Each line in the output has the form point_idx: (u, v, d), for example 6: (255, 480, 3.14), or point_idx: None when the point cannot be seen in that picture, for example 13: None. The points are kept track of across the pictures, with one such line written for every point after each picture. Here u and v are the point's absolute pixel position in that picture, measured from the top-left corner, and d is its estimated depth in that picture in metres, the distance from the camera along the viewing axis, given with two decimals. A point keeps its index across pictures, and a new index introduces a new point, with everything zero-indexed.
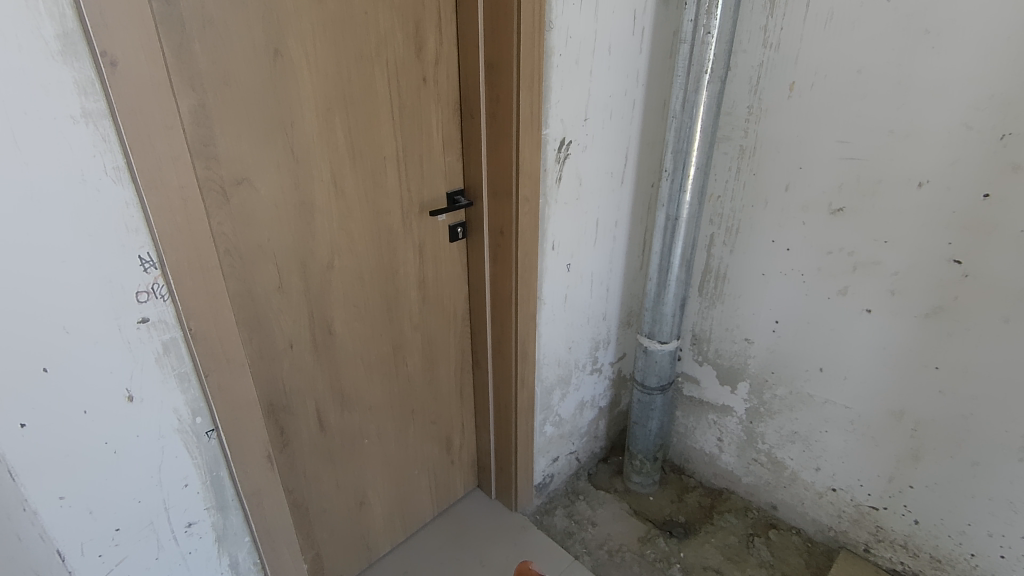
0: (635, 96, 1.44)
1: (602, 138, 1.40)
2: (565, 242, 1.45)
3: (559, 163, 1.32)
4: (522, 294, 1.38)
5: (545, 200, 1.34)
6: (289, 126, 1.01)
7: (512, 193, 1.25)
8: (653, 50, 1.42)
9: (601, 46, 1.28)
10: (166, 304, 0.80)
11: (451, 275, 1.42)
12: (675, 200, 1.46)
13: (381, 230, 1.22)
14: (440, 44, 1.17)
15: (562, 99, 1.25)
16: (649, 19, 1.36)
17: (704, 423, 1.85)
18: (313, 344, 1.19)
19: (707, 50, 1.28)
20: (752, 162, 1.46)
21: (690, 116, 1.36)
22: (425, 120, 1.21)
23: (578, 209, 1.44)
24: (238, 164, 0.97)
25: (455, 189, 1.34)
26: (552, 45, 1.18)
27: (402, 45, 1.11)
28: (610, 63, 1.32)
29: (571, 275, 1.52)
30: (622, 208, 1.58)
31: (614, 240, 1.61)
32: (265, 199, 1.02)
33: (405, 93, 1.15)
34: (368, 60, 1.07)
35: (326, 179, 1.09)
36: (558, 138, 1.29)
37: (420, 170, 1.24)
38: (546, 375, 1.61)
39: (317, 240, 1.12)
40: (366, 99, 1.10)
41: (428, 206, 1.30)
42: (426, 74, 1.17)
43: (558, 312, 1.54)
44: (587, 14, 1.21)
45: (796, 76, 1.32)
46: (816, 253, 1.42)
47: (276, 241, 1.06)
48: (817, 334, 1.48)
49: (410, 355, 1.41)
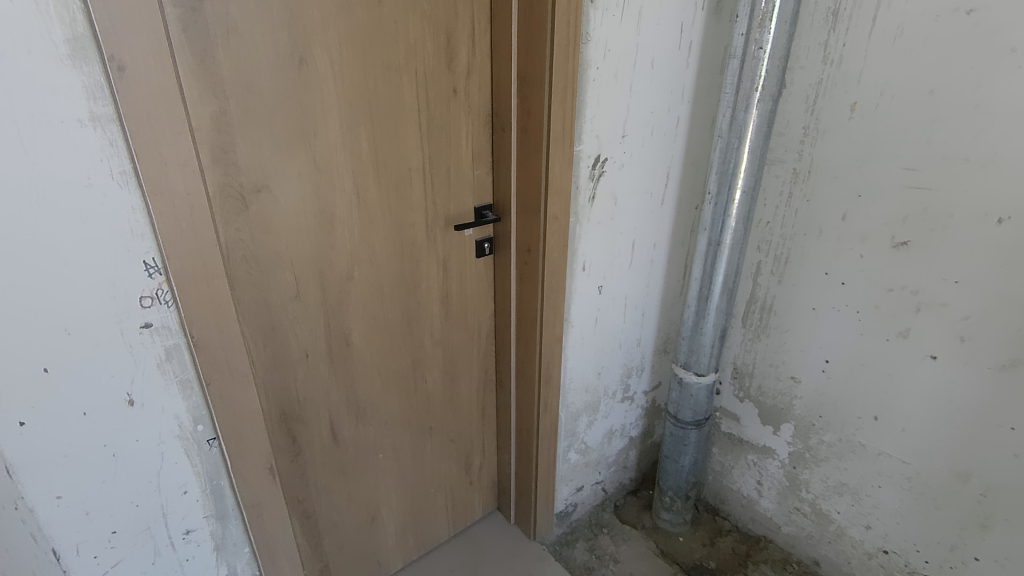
0: (679, 113, 1.36)
1: (641, 156, 1.33)
2: (597, 264, 1.38)
3: (593, 180, 1.26)
4: (547, 316, 1.32)
5: (576, 219, 1.27)
6: (311, 136, 1.00)
7: (540, 211, 1.20)
8: (700, 66, 1.34)
9: (643, 60, 1.22)
10: (169, 310, 0.80)
11: (477, 292, 1.38)
12: (718, 225, 1.37)
13: (404, 243, 1.20)
14: (472, 55, 1.14)
15: (597, 114, 1.19)
16: (698, 32, 1.29)
17: (743, 463, 1.72)
18: (329, 355, 1.18)
19: (757, 66, 1.19)
20: (806, 187, 1.35)
21: (737, 135, 1.27)
22: (455, 132, 1.18)
23: (612, 229, 1.37)
24: (258, 171, 0.96)
25: (483, 204, 1.30)
26: (589, 58, 1.12)
27: (432, 56, 1.09)
28: (652, 79, 1.26)
29: (603, 298, 1.45)
30: (661, 230, 1.50)
31: (651, 263, 1.52)
32: (285, 207, 1.01)
33: (433, 104, 1.12)
34: (397, 71, 1.05)
35: (348, 189, 1.08)
36: (592, 155, 1.23)
37: (447, 183, 1.21)
38: (572, 400, 1.54)
39: (336, 251, 1.11)
40: (393, 109, 1.08)
41: (455, 220, 1.26)
42: (456, 86, 1.14)
43: (587, 336, 1.47)
44: (628, 27, 1.15)
45: (858, 96, 1.21)
46: (874, 289, 1.29)
47: (294, 250, 1.05)
48: (872, 378, 1.34)
49: (429, 371, 1.38)
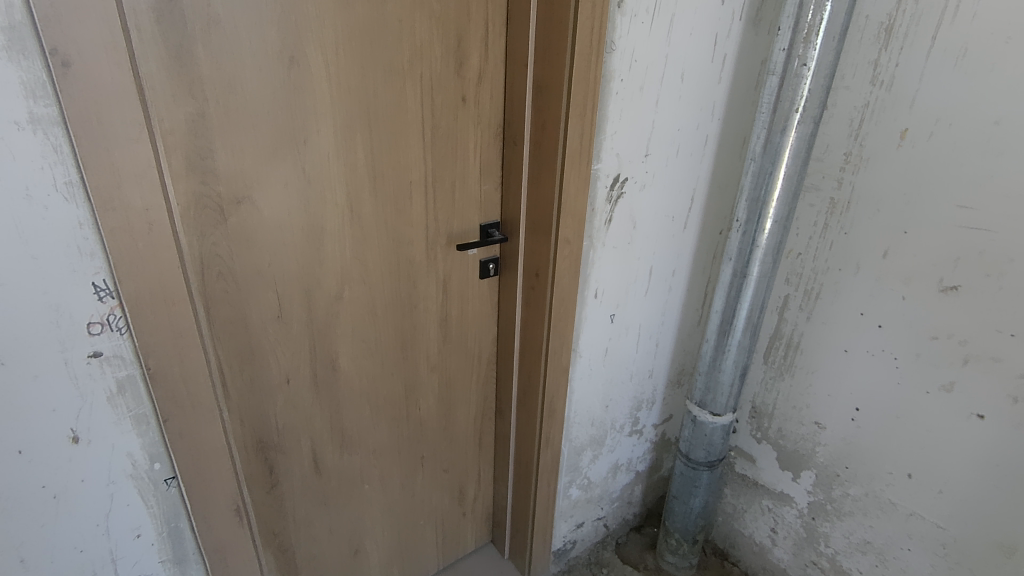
0: (708, 131, 1.25)
1: (664, 177, 1.22)
2: (610, 291, 1.27)
3: (610, 202, 1.15)
4: (554, 346, 1.22)
5: (590, 243, 1.17)
6: (301, 143, 0.90)
7: (551, 234, 1.10)
8: (735, 81, 1.23)
9: (672, 73, 1.11)
10: (122, 338, 0.70)
11: (479, 315, 1.28)
12: (745, 255, 1.25)
13: (401, 261, 1.10)
14: (485, 60, 1.04)
15: (619, 130, 1.09)
16: (733, 44, 1.18)
17: (757, 508, 1.60)
18: (313, 380, 1.08)
19: (799, 85, 1.08)
20: (844, 219, 1.23)
21: (772, 160, 1.16)
22: (462, 144, 1.08)
23: (629, 254, 1.26)
24: (240, 180, 0.87)
25: (490, 222, 1.19)
26: (612, 69, 1.02)
27: (440, 60, 0.99)
28: (681, 94, 1.15)
29: (615, 327, 1.34)
30: (681, 256, 1.39)
31: (669, 290, 1.41)
32: (269, 220, 0.92)
33: (439, 112, 1.02)
34: (400, 74, 0.95)
35: (341, 203, 0.98)
36: (611, 174, 1.12)
37: (451, 198, 1.11)
38: (576, 434, 1.43)
39: (325, 268, 1.01)
40: (394, 117, 0.98)
41: (458, 239, 1.16)
42: (466, 93, 1.04)
43: (596, 367, 1.36)
44: (658, 36, 1.05)
45: (910, 123, 1.09)
46: (915, 335, 1.17)
47: (278, 267, 0.96)
48: (907, 432, 1.22)
49: (424, 398, 1.28)
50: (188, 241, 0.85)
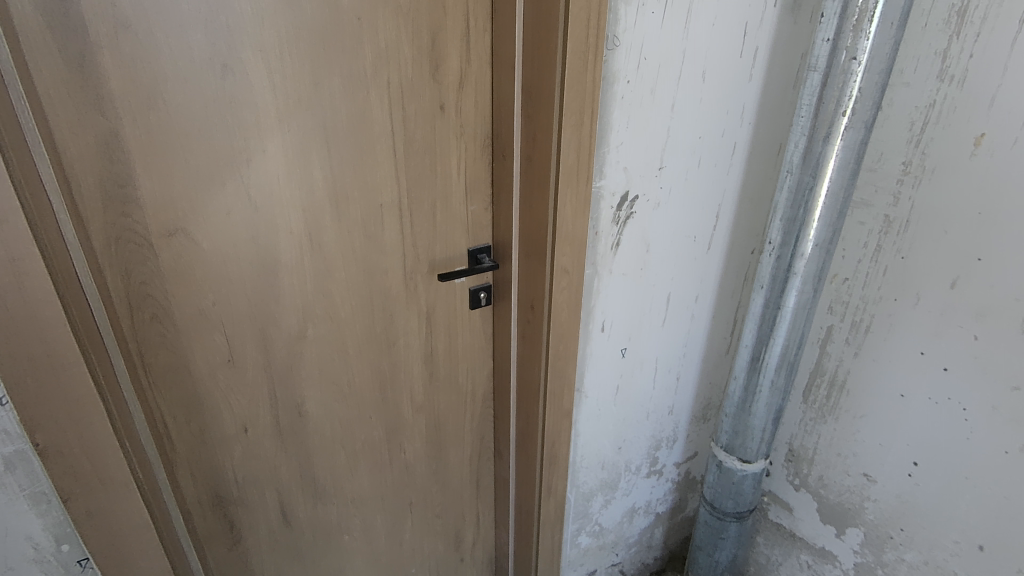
0: (735, 138, 1.07)
1: (683, 193, 1.05)
2: (620, 322, 1.11)
3: (617, 224, 0.99)
4: (553, 388, 1.06)
5: (594, 270, 1.00)
6: (243, 165, 0.77)
7: (546, 262, 0.94)
8: (769, 79, 1.04)
9: (691, 72, 0.93)
10: (3, 409, 0.58)
11: (470, 349, 1.13)
12: (779, 284, 1.07)
13: (374, 294, 0.96)
14: (466, 61, 0.89)
15: (626, 141, 0.92)
16: (766, 36, 0.99)
17: (794, 562, 1.41)
18: (276, 428, 0.96)
19: (847, 83, 0.89)
20: (901, 241, 1.03)
21: (812, 173, 0.97)
22: (442, 159, 0.93)
23: (642, 281, 1.09)
24: (171, 210, 0.75)
25: (479, 246, 1.04)
26: (616, 70, 0.85)
27: (412, 64, 0.84)
28: (703, 97, 0.97)
29: (627, 362, 1.18)
30: (705, 281, 1.21)
31: (690, 319, 1.24)
32: (210, 254, 0.79)
33: (413, 124, 0.88)
34: (361, 82, 0.81)
35: (297, 231, 0.85)
36: (617, 192, 0.96)
37: (432, 221, 0.97)
38: (584, 479, 1.27)
39: (283, 305, 0.88)
40: (358, 132, 0.84)
41: (442, 266, 1.02)
42: (445, 100, 0.89)
43: (605, 407, 1.20)
44: (672, 27, 0.87)
45: (987, 127, 0.89)
46: (990, 383, 0.96)
47: (225, 306, 0.83)
48: (978, 497, 1.02)
49: (409, 441, 1.14)
50: (107, 282, 0.73)
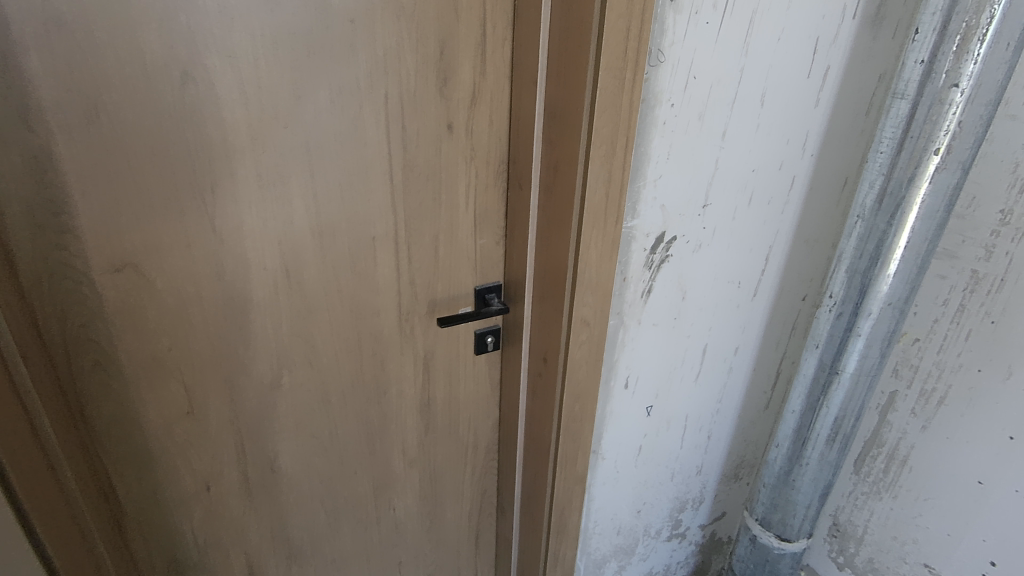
0: (794, 172, 0.91)
1: (729, 233, 0.90)
2: (647, 377, 0.96)
3: (650, 268, 0.84)
4: (566, 452, 0.92)
5: (620, 321, 0.86)
6: (206, 192, 0.65)
7: (563, 312, 0.80)
8: (838, 103, 0.88)
9: (748, 95, 0.78)
10: None
11: (473, 397, 1.00)
12: (837, 344, 0.91)
13: (363, 337, 0.83)
14: (481, 74, 0.75)
15: (666, 174, 0.77)
16: (840, 53, 0.84)
17: None
18: (244, 485, 0.84)
19: (942, 115, 0.73)
20: (993, 302, 0.86)
21: (889, 219, 0.81)
22: (448, 186, 0.80)
23: (676, 332, 0.94)
24: (116, 243, 0.63)
25: (488, 284, 0.91)
26: (658, 90, 0.70)
27: (415, 76, 0.71)
28: (760, 124, 0.82)
29: (653, 420, 1.03)
30: (747, 331, 1.06)
31: (728, 372, 1.09)
32: (165, 294, 0.67)
33: (414, 145, 0.75)
34: (353, 95, 0.68)
35: (272, 267, 0.72)
36: (652, 233, 0.81)
37: (433, 256, 0.83)
38: (596, 545, 1.12)
39: (253, 351, 0.76)
40: (348, 154, 0.71)
41: (443, 307, 0.88)
42: (453, 118, 0.76)
43: (624, 468, 1.05)
44: (730, 41, 0.72)
45: None
46: None
47: (184, 353, 0.71)
48: None
49: (399, 497, 1.01)
50: (38, 323, 0.62)
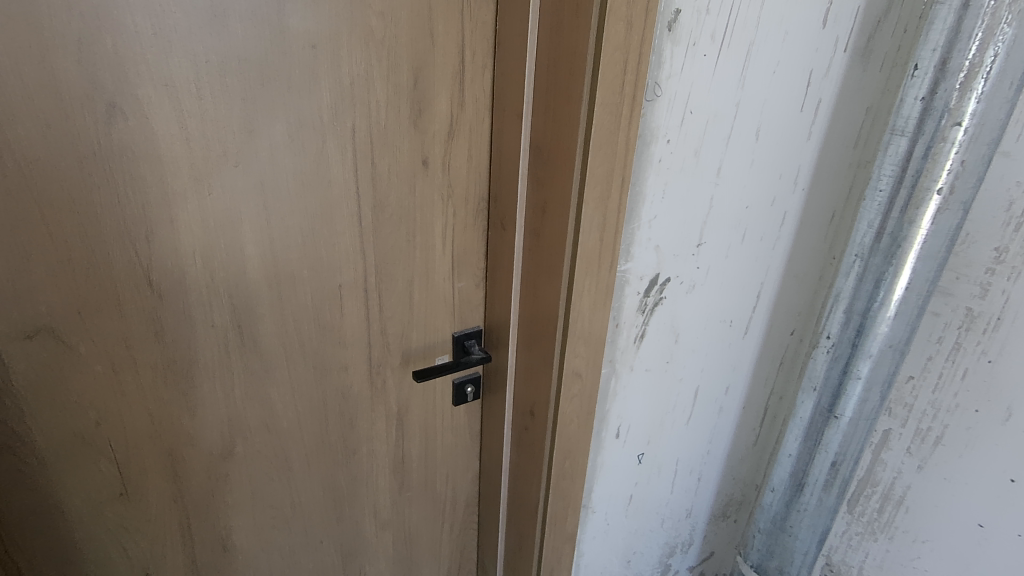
0: (786, 207, 0.87)
1: (722, 272, 0.85)
2: (638, 425, 0.90)
3: (643, 313, 0.78)
4: (554, 511, 0.84)
5: (612, 368, 0.80)
6: (140, 242, 0.55)
7: (553, 363, 0.73)
8: (830, 137, 0.85)
9: (743, 129, 0.74)
10: None
11: (451, 450, 0.91)
12: (834, 387, 0.88)
13: (328, 395, 0.74)
14: (459, 105, 0.68)
15: (661, 214, 0.72)
16: (833, 86, 0.80)
17: None
18: (190, 569, 0.73)
19: (943, 153, 0.70)
20: (991, 342, 0.83)
21: (889, 260, 0.78)
22: (423, 226, 0.72)
23: (668, 376, 0.89)
24: (28, 306, 0.52)
25: (467, 330, 0.83)
26: (654, 126, 0.65)
27: (387, 108, 0.63)
28: (754, 159, 0.78)
29: (644, 468, 0.96)
30: (738, 369, 1.01)
31: (719, 412, 1.03)
32: (92, 362, 0.57)
33: (385, 184, 0.67)
34: (316, 129, 0.60)
35: (221, 324, 0.63)
36: (646, 275, 0.75)
37: (408, 303, 0.75)
38: None
39: (200, 420, 0.66)
40: (310, 195, 0.62)
41: (418, 357, 0.80)
42: (428, 153, 0.68)
43: (615, 520, 0.98)
44: (727, 73, 0.68)
45: None
46: None
47: (115, 428, 0.61)
48: None
49: (371, 563, 0.91)
50: None
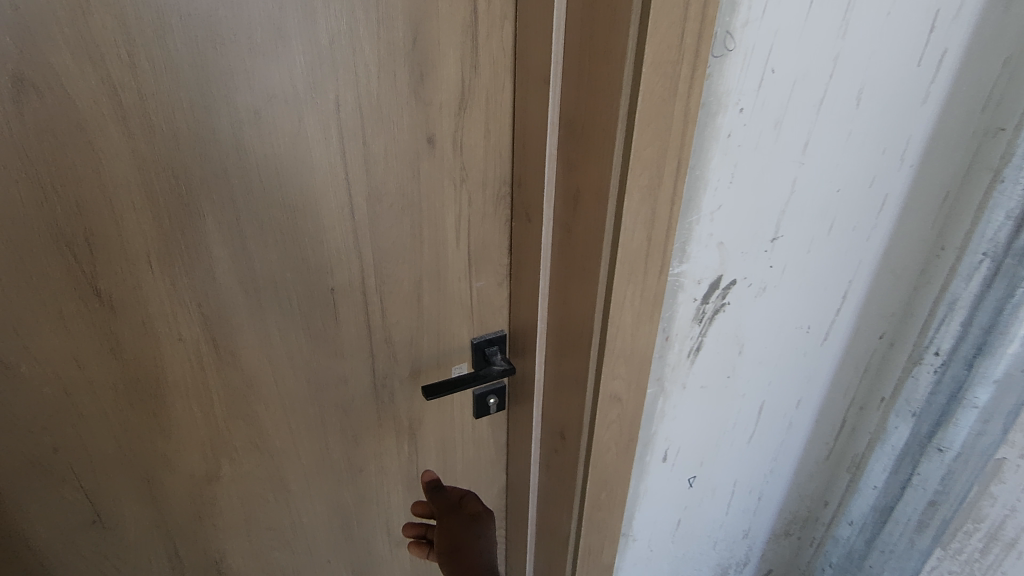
0: (888, 189, 0.69)
1: (801, 271, 0.69)
2: (690, 446, 0.76)
3: (701, 322, 0.64)
4: (589, 544, 0.73)
5: (660, 387, 0.67)
6: (80, 245, 0.46)
7: (587, 385, 0.60)
8: (954, 99, 0.65)
9: (842, 93, 0.57)
10: None
11: (473, 464, 0.81)
12: (945, 405, 0.78)
13: (327, 411, 0.65)
14: (473, 68, 0.54)
15: (727, 203, 0.56)
16: (965, 34, 0.61)
17: None
18: None
19: None
20: None
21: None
22: (432, 218, 0.60)
23: (728, 392, 0.74)
24: None
25: (489, 336, 0.71)
26: (723, 91, 0.49)
27: (378, 74, 0.50)
28: (852, 130, 0.60)
29: (695, 491, 0.83)
30: (813, 381, 0.85)
31: (787, 428, 0.88)
32: (38, 384, 0.49)
33: (382, 169, 0.55)
34: (288, 103, 0.48)
35: (191, 338, 0.53)
36: (705, 278, 0.60)
37: (416, 307, 0.64)
38: None
39: (176, 442, 0.57)
40: (288, 184, 0.51)
41: (431, 366, 0.69)
42: (435, 130, 0.55)
43: (660, 546, 0.86)
44: (824, 17, 0.51)
45: None
46: None
47: (76, 454, 0.53)
48: None
49: None
50: None
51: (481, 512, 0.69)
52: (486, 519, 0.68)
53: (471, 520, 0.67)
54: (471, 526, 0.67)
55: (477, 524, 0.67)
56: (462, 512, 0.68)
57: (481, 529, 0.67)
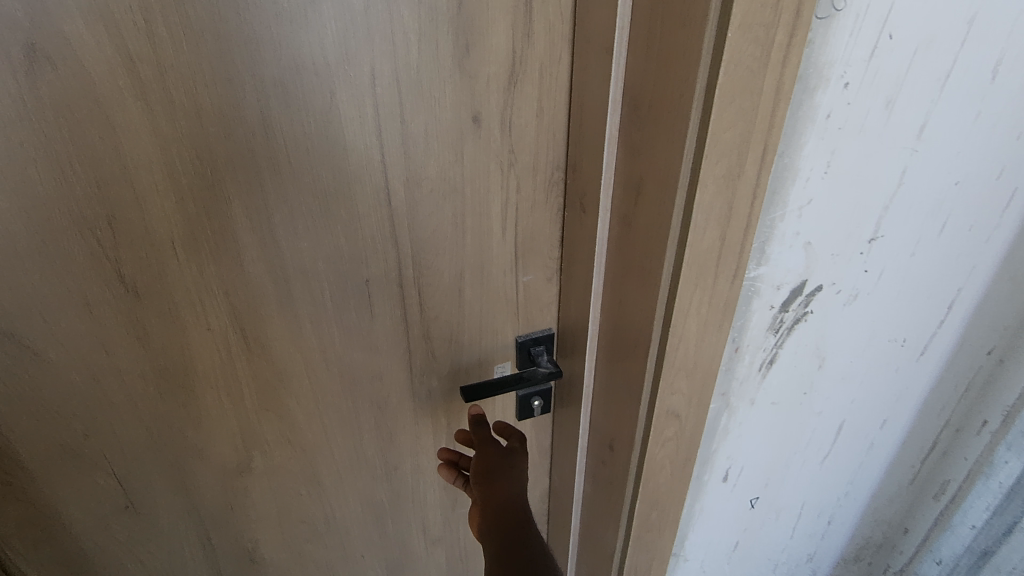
0: (1019, 183, 0.57)
1: (901, 277, 0.59)
2: (754, 466, 0.69)
3: (777, 332, 0.56)
4: (635, 564, 0.67)
5: (725, 401, 0.59)
6: (102, 228, 0.43)
7: (641, 398, 0.54)
8: None
9: (975, 65, 0.46)
10: None
11: None
12: None
13: (361, 407, 0.61)
14: (525, 36, 0.48)
15: (819, 198, 0.48)
16: None
17: None
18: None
19: None
20: None
21: None
22: (476, 206, 0.54)
23: (803, 409, 0.66)
24: None
25: (536, 334, 0.65)
26: (824, 63, 0.41)
27: (419, 44, 0.45)
28: (982, 110, 0.50)
29: (757, 513, 0.76)
30: (903, 400, 0.74)
31: (868, 449, 0.78)
32: (66, 369, 0.47)
33: (421, 150, 0.49)
34: (319, 76, 0.43)
35: (219, 327, 0.51)
36: (785, 283, 0.52)
37: (457, 301, 0.59)
38: None
39: (206, 432, 0.55)
40: (320, 166, 0.47)
41: (472, 364, 0.64)
42: (481, 108, 0.50)
43: (713, 567, 0.79)
44: None
45: None
46: None
47: (106, 439, 0.52)
48: None
49: None
50: None
51: (516, 449, 0.62)
52: (520, 457, 0.62)
53: (507, 452, 0.61)
54: (506, 458, 0.61)
55: (512, 458, 0.61)
56: (500, 442, 0.62)
57: (515, 464, 0.61)
